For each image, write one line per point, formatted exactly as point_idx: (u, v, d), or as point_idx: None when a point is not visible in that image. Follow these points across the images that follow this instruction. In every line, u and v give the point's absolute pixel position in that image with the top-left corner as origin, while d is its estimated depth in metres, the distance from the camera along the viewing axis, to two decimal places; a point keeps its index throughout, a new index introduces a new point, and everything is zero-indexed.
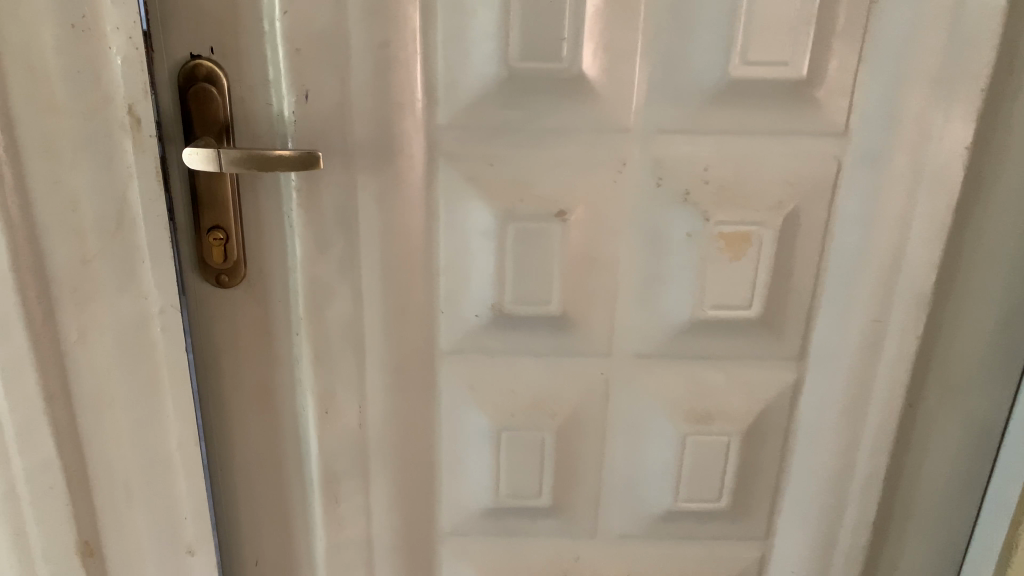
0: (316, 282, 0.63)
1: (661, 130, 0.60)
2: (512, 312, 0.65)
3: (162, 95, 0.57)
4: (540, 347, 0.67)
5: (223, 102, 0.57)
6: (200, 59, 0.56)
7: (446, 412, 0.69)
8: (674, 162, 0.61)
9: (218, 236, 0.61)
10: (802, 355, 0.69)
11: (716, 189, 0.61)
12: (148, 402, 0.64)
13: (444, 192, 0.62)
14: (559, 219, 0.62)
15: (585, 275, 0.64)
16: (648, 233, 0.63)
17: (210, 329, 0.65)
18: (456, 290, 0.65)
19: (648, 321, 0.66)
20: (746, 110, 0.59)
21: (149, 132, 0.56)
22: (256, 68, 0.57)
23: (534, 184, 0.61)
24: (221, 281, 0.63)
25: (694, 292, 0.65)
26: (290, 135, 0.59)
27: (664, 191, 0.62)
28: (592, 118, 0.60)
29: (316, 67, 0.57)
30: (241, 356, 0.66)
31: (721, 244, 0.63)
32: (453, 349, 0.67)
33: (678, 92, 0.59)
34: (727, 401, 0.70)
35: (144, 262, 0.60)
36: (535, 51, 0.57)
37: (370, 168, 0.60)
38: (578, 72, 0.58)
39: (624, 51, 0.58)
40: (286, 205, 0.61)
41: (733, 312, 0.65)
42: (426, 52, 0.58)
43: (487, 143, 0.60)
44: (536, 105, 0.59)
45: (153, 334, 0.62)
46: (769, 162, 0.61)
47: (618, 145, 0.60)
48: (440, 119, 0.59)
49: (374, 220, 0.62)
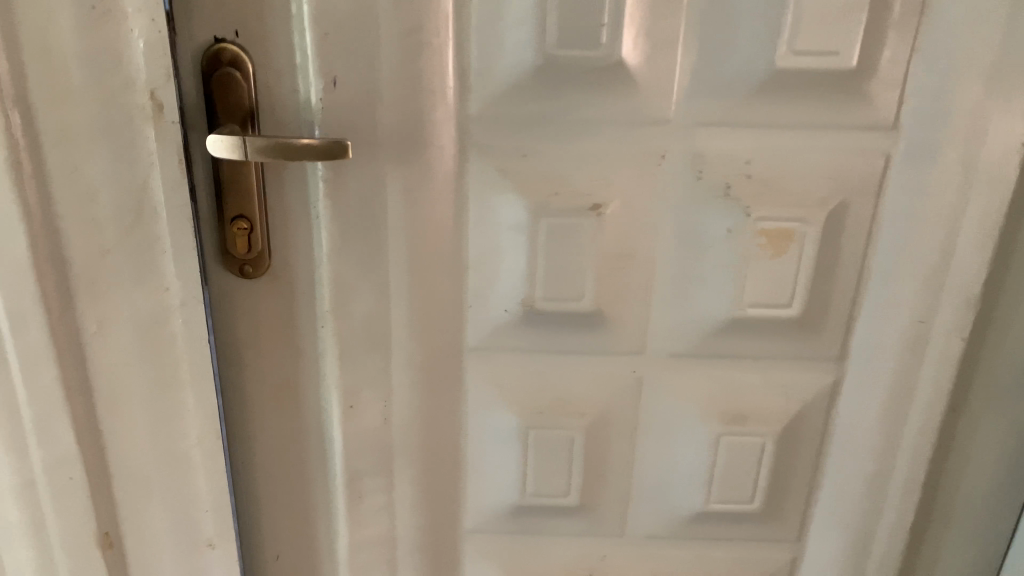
0: (341, 276, 0.61)
1: (702, 122, 0.57)
2: (543, 308, 0.63)
3: (185, 80, 0.55)
4: (571, 345, 0.65)
5: (248, 87, 0.55)
6: (224, 43, 0.54)
7: (473, 409, 0.68)
8: (715, 155, 0.58)
9: (242, 225, 0.59)
10: (842, 357, 0.66)
11: (759, 185, 0.59)
12: (168, 395, 0.63)
13: (474, 184, 0.60)
14: (594, 213, 0.60)
15: (619, 271, 0.62)
16: (687, 228, 0.61)
17: (232, 321, 0.63)
18: (485, 286, 0.63)
19: (683, 320, 0.64)
20: (791, 102, 0.56)
21: (171, 118, 0.54)
22: (281, 54, 0.55)
23: (568, 177, 0.59)
24: (245, 272, 0.61)
25: (732, 290, 0.62)
26: (316, 123, 0.57)
27: (705, 185, 0.59)
28: (630, 109, 0.57)
29: (344, 52, 0.55)
30: (263, 350, 0.64)
31: (763, 241, 0.60)
32: (480, 344, 0.65)
33: (721, 83, 0.56)
34: (762, 402, 0.67)
35: (165, 253, 0.58)
36: (573, 37, 0.55)
37: (398, 158, 0.58)
38: (617, 60, 0.56)
39: (665, 38, 0.55)
40: (313, 196, 0.59)
41: (773, 311, 0.63)
42: (459, 38, 0.55)
43: (520, 134, 0.58)
44: (573, 94, 0.57)
45: (173, 328, 0.61)
46: (812, 158, 0.58)
47: (657, 137, 0.58)
48: (472, 108, 0.57)
49: (401, 212, 0.60)
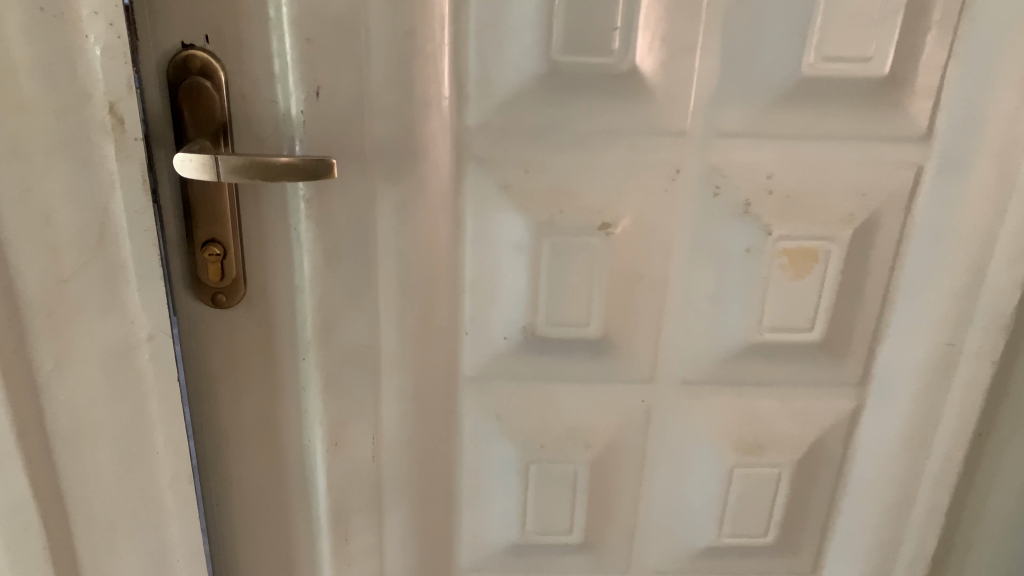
0: (327, 303, 0.55)
1: (722, 132, 0.53)
2: (545, 334, 0.58)
3: (149, 90, 0.49)
4: (577, 372, 0.60)
5: (220, 98, 0.49)
6: (193, 49, 0.48)
7: (469, 441, 0.63)
8: (735, 168, 0.54)
9: (214, 251, 0.53)
10: (864, 381, 0.62)
11: (782, 200, 0.54)
12: (137, 435, 0.57)
13: (472, 200, 0.55)
14: (603, 232, 0.55)
15: (630, 294, 0.57)
16: (701, 248, 0.56)
17: (206, 353, 0.57)
18: (482, 309, 0.58)
19: (697, 346, 0.59)
20: (821, 111, 0.52)
21: (133, 134, 0.48)
22: (258, 60, 0.49)
23: (575, 193, 0.54)
24: (217, 301, 0.55)
25: (751, 315, 0.58)
26: (297, 138, 0.51)
27: (721, 203, 0.55)
28: (644, 119, 0.52)
29: (329, 59, 0.49)
30: (241, 384, 0.58)
31: (784, 262, 0.56)
32: (478, 373, 0.60)
33: (744, 91, 0.52)
34: (779, 429, 0.63)
35: (129, 283, 0.52)
36: (583, 42, 0.50)
37: (390, 174, 0.53)
38: (630, 66, 0.51)
39: (685, 42, 0.50)
40: (294, 216, 0.53)
41: (793, 335, 0.59)
42: (455, 43, 0.51)
43: (524, 147, 0.53)
44: (580, 103, 0.52)
45: (140, 363, 0.55)
46: (842, 171, 0.54)
47: (673, 150, 0.53)
48: (470, 118, 0.52)
49: (393, 233, 0.55)
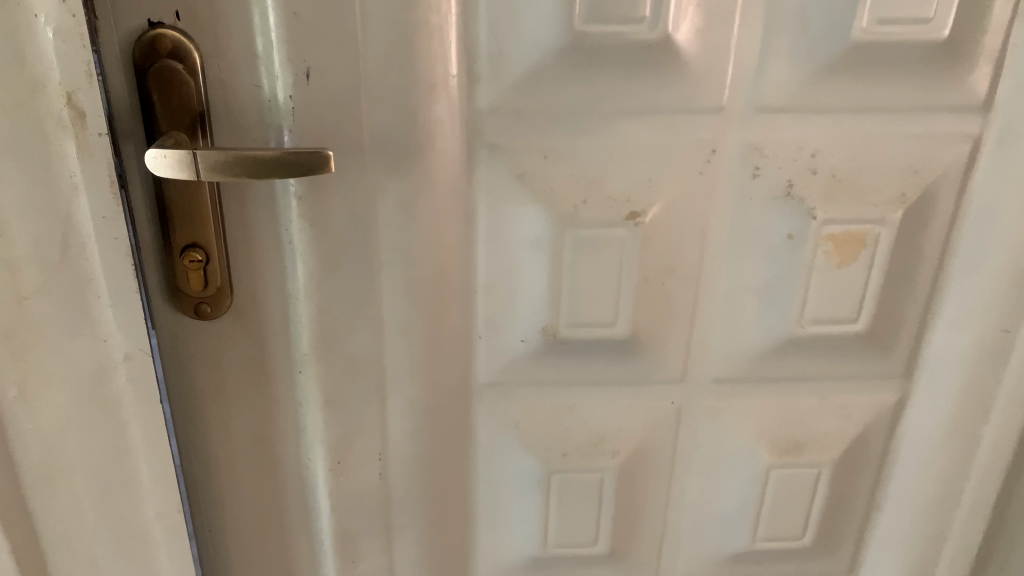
0: (324, 312, 0.50)
1: (762, 107, 0.48)
2: (568, 338, 0.53)
3: (111, 78, 0.43)
4: (603, 376, 0.55)
5: (195, 83, 0.43)
6: (162, 28, 0.42)
7: (486, 453, 0.58)
8: (776, 146, 0.48)
9: (195, 257, 0.47)
10: (908, 373, 0.57)
11: (828, 180, 0.49)
12: (117, 466, 0.50)
13: (485, 192, 0.49)
14: (632, 222, 0.50)
15: (659, 290, 0.52)
16: (738, 236, 0.51)
17: (191, 372, 0.51)
18: (498, 313, 0.53)
19: (732, 343, 0.55)
20: (873, 81, 0.47)
21: (97, 129, 0.41)
22: (238, 40, 0.42)
23: (600, 180, 0.49)
24: (201, 312, 0.49)
25: (793, 307, 0.53)
26: (286, 128, 0.45)
27: (762, 186, 0.50)
28: (676, 93, 0.47)
29: (322, 37, 0.43)
30: (231, 402, 0.52)
31: (830, 249, 0.51)
32: (493, 380, 0.55)
33: (789, 59, 0.46)
34: (819, 427, 0.59)
35: (100, 299, 0.45)
36: (610, 11, 0.44)
37: (392, 165, 0.47)
38: (662, 36, 0.45)
39: (723, 6, 0.45)
40: (285, 217, 0.47)
41: (836, 326, 0.54)
42: (463, 15, 0.44)
43: (542, 131, 0.48)
44: (605, 80, 0.46)
45: (117, 386, 0.48)
46: (895, 148, 0.49)
47: (707, 130, 0.48)
48: (482, 101, 0.47)
49: (397, 231, 0.49)
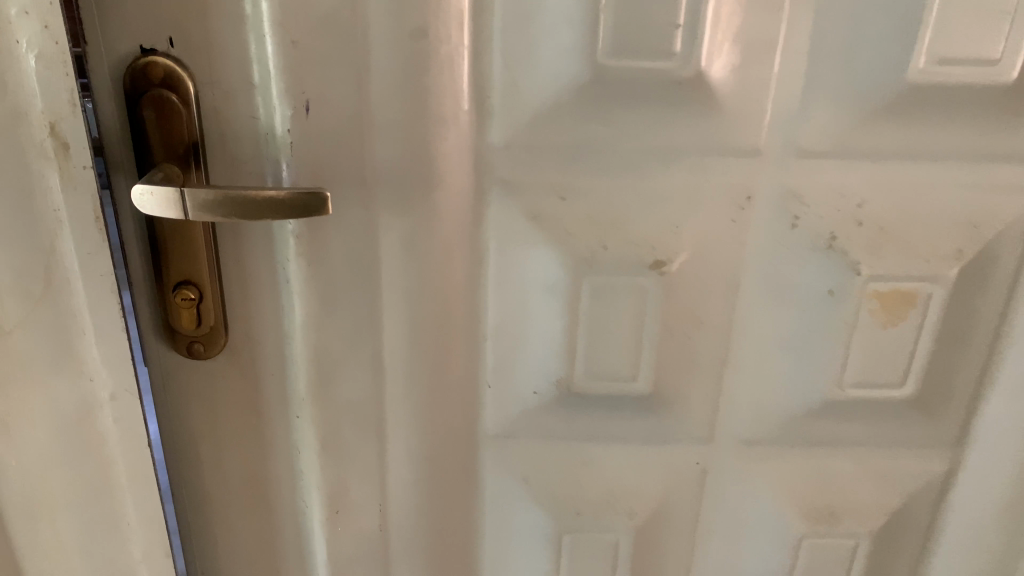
0: (323, 356, 0.47)
1: (803, 151, 0.43)
2: (584, 391, 0.50)
3: (102, 104, 0.40)
4: (620, 431, 0.51)
5: (188, 112, 0.40)
6: (153, 54, 0.39)
7: (494, 504, 0.54)
8: (818, 194, 0.44)
9: (188, 294, 0.44)
10: (960, 442, 0.52)
11: (874, 232, 0.45)
12: (103, 505, 0.48)
13: (495, 231, 0.46)
14: (656, 271, 0.46)
15: (685, 343, 0.48)
16: (773, 288, 0.47)
17: (182, 411, 0.48)
18: (509, 360, 0.49)
19: (762, 401, 0.50)
20: (928, 126, 0.43)
21: (81, 161, 0.39)
22: (232, 67, 0.40)
23: (621, 223, 0.45)
24: (194, 351, 0.46)
25: (833, 368, 0.49)
26: (285, 161, 0.42)
27: (801, 236, 0.45)
28: (708, 132, 0.43)
29: (322, 65, 0.40)
30: (224, 443, 0.49)
31: (875, 306, 0.47)
32: (502, 431, 0.51)
33: (832, 99, 0.42)
34: (859, 493, 0.53)
35: (85, 336, 0.43)
36: (637, 45, 0.41)
37: (395, 203, 0.44)
38: (694, 73, 0.41)
39: (762, 41, 0.41)
40: (281, 255, 0.44)
41: (880, 391, 0.49)
42: (475, 44, 0.41)
43: (560, 170, 0.44)
44: (631, 118, 0.43)
45: (102, 424, 0.46)
46: (950, 198, 0.44)
47: (741, 173, 0.44)
48: (495, 137, 0.43)
49: (401, 271, 0.46)
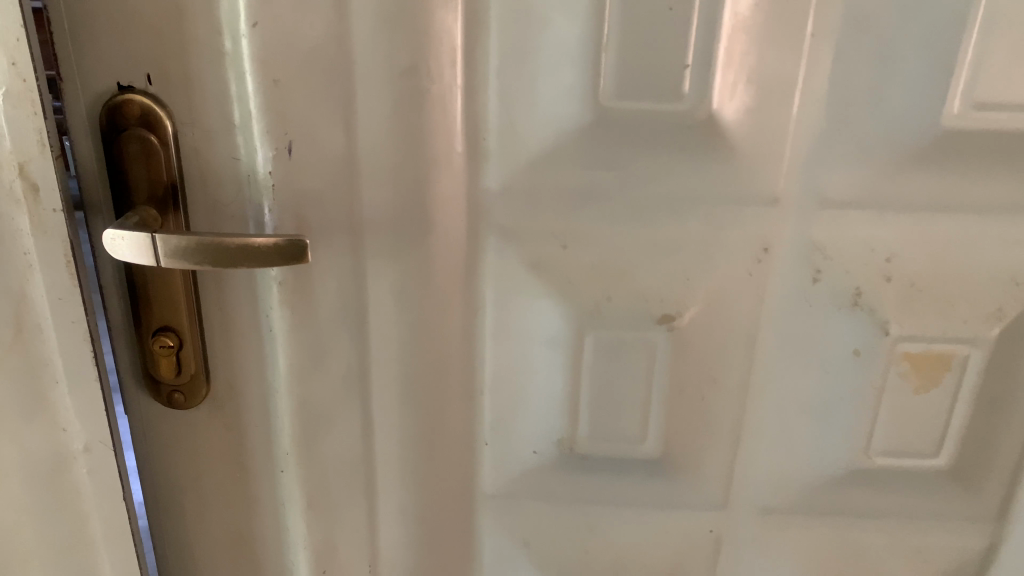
0: (308, 406, 0.43)
1: (825, 201, 0.40)
2: (586, 452, 0.47)
3: (79, 143, 0.37)
4: (627, 495, 0.48)
5: (166, 152, 0.37)
6: (130, 92, 0.36)
7: (492, 568, 0.51)
8: (842, 248, 0.41)
9: (166, 342, 0.41)
10: (1001, 517, 0.47)
11: (905, 289, 0.41)
12: (78, 560, 0.46)
13: (492, 278, 0.43)
14: (665, 326, 0.43)
15: (697, 403, 0.45)
16: (794, 346, 0.43)
17: (162, 464, 0.45)
18: (507, 416, 0.47)
19: (782, 467, 0.46)
20: (964, 174, 0.39)
21: (51, 204, 0.37)
22: (211, 107, 0.36)
23: (627, 276, 0.42)
24: (174, 400, 0.43)
25: (859, 434, 0.45)
26: (267, 206, 0.38)
27: (824, 291, 0.42)
28: (722, 178, 0.40)
29: (308, 106, 0.37)
30: (206, 501, 0.46)
31: (906, 369, 0.43)
32: (500, 492, 0.49)
33: (859, 145, 0.39)
34: (889, 570, 0.49)
35: (58, 385, 0.41)
36: (643, 85, 0.38)
37: (387, 249, 0.41)
38: (706, 115, 0.39)
39: (781, 83, 0.38)
40: (264, 302, 0.40)
41: (912, 460, 0.46)
42: (469, 83, 0.39)
43: (561, 217, 0.41)
44: (638, 163, 0.40)
45: (76, 477, 0.43)
46: (992, 253, 0.40)
47: (759, 223, 0.41)
48: (491, 180, 0.41)
49: (393, 321, 0.43)
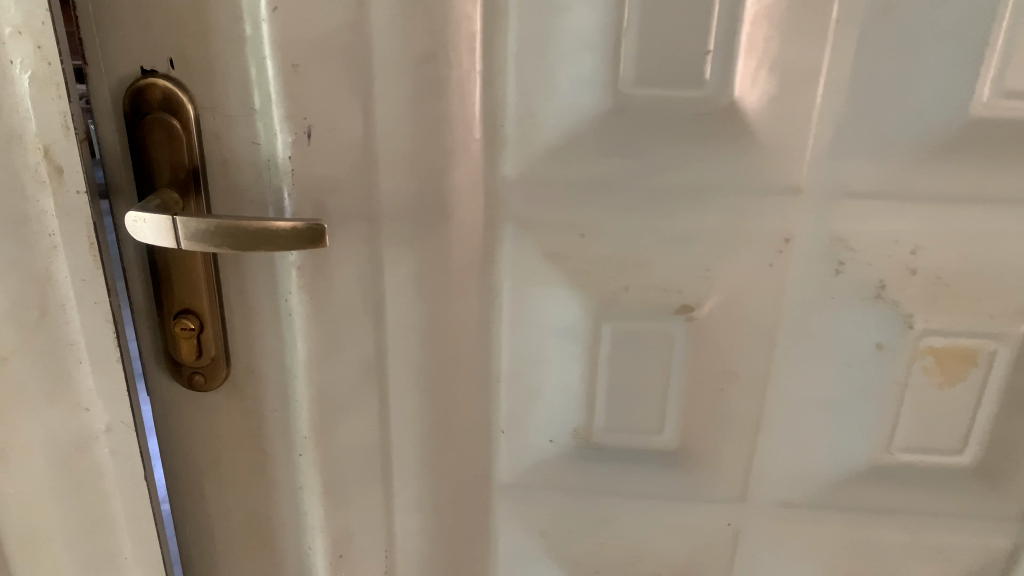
0: (325, 393, 0.42)
1: (848, 193, 0.39)
2: (603, 444, 0.47)
3: (103, 127, 0.38)
4: (643, 488, 0.48)
5: (187, 136, 0.37)
6: (153, 76, 0.37)
7: (508, 556, 0.51)
8: (866, 240, 0.40)
9: (187, 325, 0.41)
10: None
11: (929, 282, 0.40)
12: (100, 540, 0.46)
13: (508, 269, 0.44)
14: (683, 316, 0.43)
15: (715, 396, 0.44)
16: (815, 340, 0.42)
17: (183, 447, 0.46)
18: (522, 405, 0.47)
19: (801, 462, 0.46)
20: (993, 165, 0.38)
21: (75, 186, 0.38)
22: (232, 92, 0.36)
23: (645, 266, 0.42)
24: (195, 382, 0.43)
25: (881, 430, 0.44)
26: (286, 190, 0.38)
27: (847, 284, 0.41)
28: (744, 168, 0.39)
29: (326, 92, 0.37)
30: (226, 484, 0.47)
31: (930, 364, 0.42)
32: (516, 482, 0.49)
33: (884, 135, 0.38)
34: (910, 569, 0.48)
35: (81, 365, 0.42)
36: (664, 72, 0.38)
37: (404, 237, 0.41)
38: (728, 103, 0.38)
39: (805, 70, 0.37)
40: (282, 286, 0.40)
41: (935, 458, 0.45)
42: (488, 72, 0.40)
43: (578, 206, 0.41)
44: (658, 151, 0.39)
45: (98, 457, 0.44)
46: (1023, 249, 0.39)
47: (781, 214, 0.40)
48: (507, 169, 0.41)
49: (409, 308, 0.43)
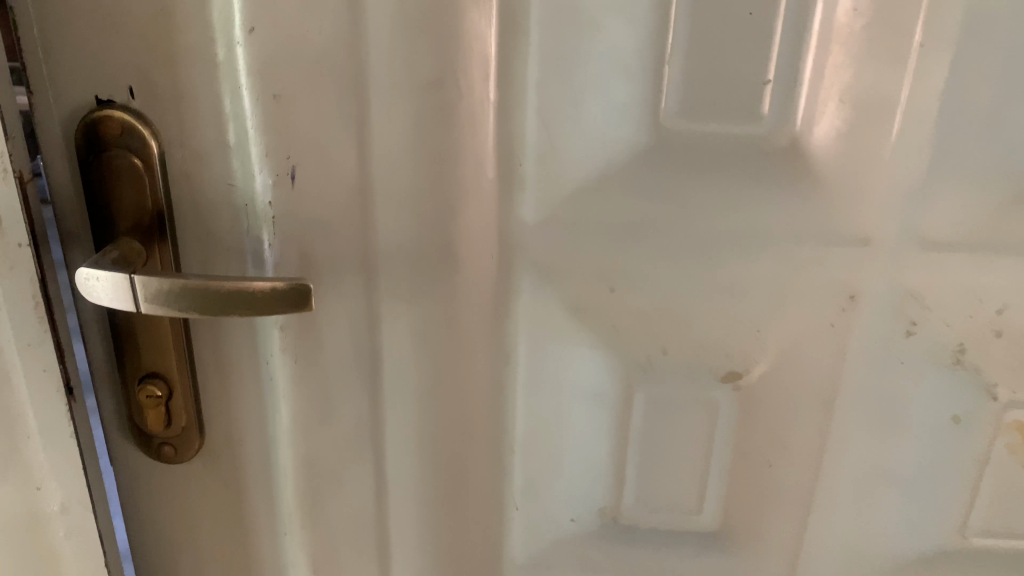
0: (315, 467, 0.37)
1: (926, 243, 0.34)
2: (634, 523, 0.41)
3: (53, 163, 0.32)
4: (676, 568, 0.42)
5: (151, 177, 0.31)
6: (111, 107, 0.31)
7: None
8: (945, 298, 0.34)
9: (153, 393, 0.35)
10: None
11: (1018, 347, 0.35)
12: None
13: (525, 324, 0.37)
14: (731, 384, 0.37)
15: (764, 470, 0.39)
16: (882, 409, 0.37)
17: (150, 524, 0.40)
18: (541, 479, 0.41)
19: (859, 543, 0.40)
20: None
21: (16, 237, 0.31)
22: (205, 125, 0.30)
23: (686, 325, 0.36)
24: (163, 454, 0.37)
25: (955, 512, 0.39)
26: (267, 239, 0.32)
27: (919, 347, 0.35)
28: (805, 213, 0.34)
29: (315, 126, 0.31)
30: (201, 564, 0.41)
31: (1015, 439, 0.37)
32: (532, 560, 0.43)
33: (970, 179, 0.32)
34: None
35: (30, 440, 0.36)
36: (713, 103, 0.32)
37: (406, 293, 0.35)
38: (788, 140, 0.33)
39: (882, 102, 0.31)
40: (263, 346, 0.34)
41: (1015, 542, 0.40)
42: (503, 98, 0.33)
43: (608, 255, 0.35)
44: (702, 194, 0.34)
45: (51, 538, 0.38)
46: None
47: (848, 267, 0.34)
48: (527, 213, 0.35)
49: (413, 372, 0.37)
